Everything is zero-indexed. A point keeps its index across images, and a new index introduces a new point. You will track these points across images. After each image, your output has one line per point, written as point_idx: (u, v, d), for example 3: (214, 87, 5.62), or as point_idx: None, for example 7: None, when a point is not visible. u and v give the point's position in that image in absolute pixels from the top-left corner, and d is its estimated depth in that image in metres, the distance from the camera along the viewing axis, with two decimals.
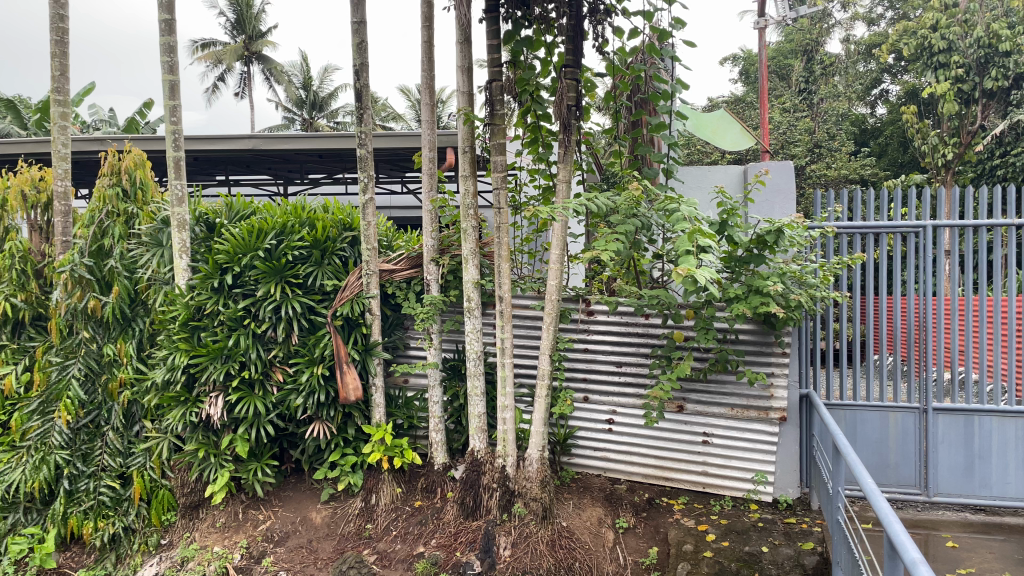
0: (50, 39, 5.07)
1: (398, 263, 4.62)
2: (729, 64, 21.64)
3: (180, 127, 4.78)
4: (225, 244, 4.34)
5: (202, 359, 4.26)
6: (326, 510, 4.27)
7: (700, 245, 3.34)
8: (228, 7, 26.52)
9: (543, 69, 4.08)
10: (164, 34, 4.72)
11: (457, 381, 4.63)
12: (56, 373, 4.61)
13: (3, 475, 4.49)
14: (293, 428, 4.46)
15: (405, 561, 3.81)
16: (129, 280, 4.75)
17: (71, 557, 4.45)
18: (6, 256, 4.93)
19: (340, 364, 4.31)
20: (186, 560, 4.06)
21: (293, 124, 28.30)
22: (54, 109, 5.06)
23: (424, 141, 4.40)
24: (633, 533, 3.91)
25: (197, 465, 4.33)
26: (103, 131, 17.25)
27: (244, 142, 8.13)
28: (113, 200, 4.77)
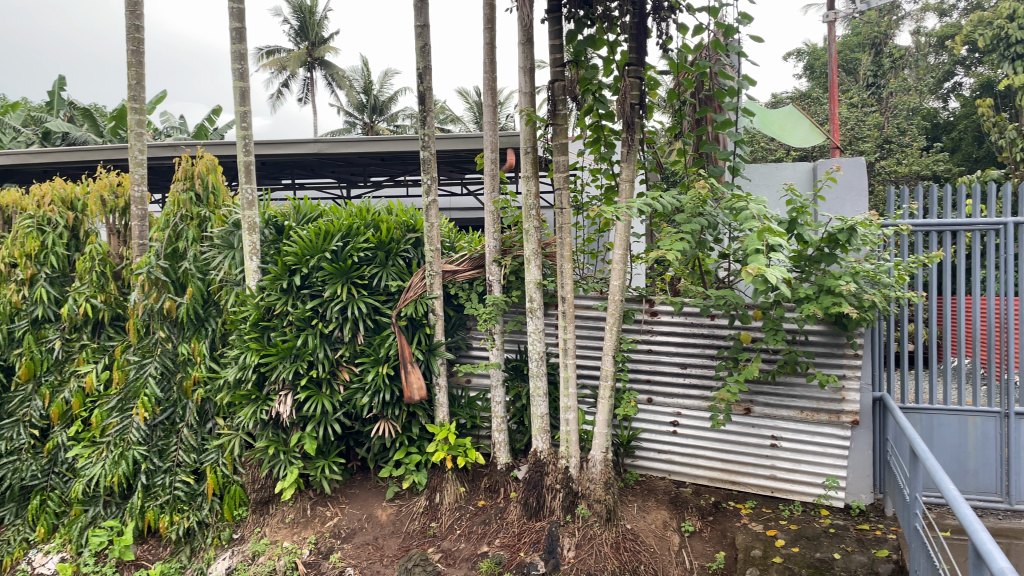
0: (128, 49, 5.28)
1: (461, 264, 4.64)
2: (793, 59, 21.19)
3: (249, 132, 4.91)
4: (293, 246, 4.44)
5: (272, 358, 4.37)
6: (391, 508, 4.31)
7: (770, 244, 3.25)
8: (292, 15, 27.10)
9: (606, 67, 4.05)
10: (235, 42, 4.85)
11: (520, 381, 4.62)
12: (134, 371, 4.83)
13: (86, 470, 4.70)
14: (359, 427, 4.53)
15: (470, 560, 3.83)
16: (202, 281, 4.88)
17: (148, 550, 4.58)
18: (87, 258, 5.14)
19: (405, 364, 4.35)
20: (257, 555, 4.20)
21: (354, 128, 28.78)
22: (131, 117, 5.30)
23: (486, 142, 4.41)
24: (700, 537, 3.85)
25: (267, 461, 4.42)
26: (173, 137, 17.83)
27: (309, 146, 8.29)
28: (186, 204, 4.93)
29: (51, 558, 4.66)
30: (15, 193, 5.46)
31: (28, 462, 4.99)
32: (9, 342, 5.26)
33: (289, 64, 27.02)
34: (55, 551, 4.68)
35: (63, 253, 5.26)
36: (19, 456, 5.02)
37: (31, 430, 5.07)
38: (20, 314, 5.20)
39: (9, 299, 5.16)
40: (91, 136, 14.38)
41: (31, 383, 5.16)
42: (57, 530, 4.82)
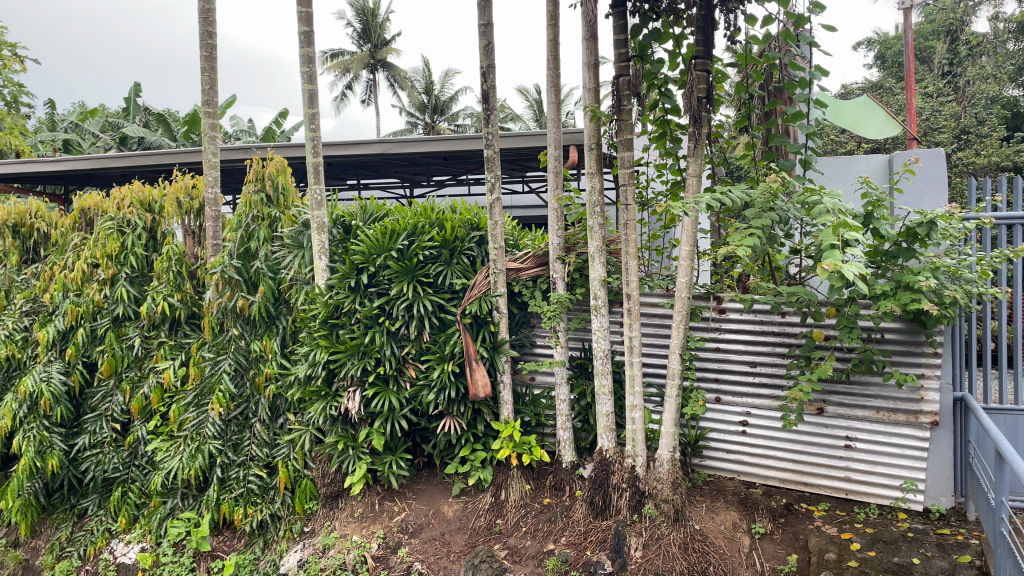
0: (201, 55, 5.45)
1: (524, 262, 4.64)
2: (863, 48, 20.55)
3: (318, 134, 5.01)
4: (361, 245, 4.53)
5: (340, 355, 4.45)
6: (458, 504, 4.34)
7: (846, 239, 3.16)
8: (354, 18, 27.56)
9: (671, 61, 3.98)
10: (303, 45, 4.95)
11: (585, 380, 4.58)
12: (209, 367, 4.98)
13: (165, 463, 4.87)
14: (425, 423, 4.58)
15: (536, 558, 3.84)
16: (273, 280, 5.02)
17: (223, 541, 4.71)
18: (164, 259, 5.32)
19: (469, 361, 4.37)
20: (328, 548, 4.29)
21: (415, 129, 29.12)
22: (204, 121, 5.46)
23: (550, 139, 4.39)
24: (771, 539, 3.77)
25: (337, 457, 4.51)
26: (242, 140, 18.34)
27: (374, 146, 8.40)
28: (259, 205, 5.05)
29: (132, 547, 4.83)
30: (96, 196, 5.66)
31: (111, 455, 5.19)
32: (92, 339, 5.45)
33: (352, 66, 27.49)
34: (136, 541, 4.85)
35: (141, 253, 5.44)
36: (102, 449, 5.23)
37: (113, 424, 5.27)
38: (101, 312, 5.40)
39: (91, 298, 5.37)
40: (165, 140, 14.85)
41: (112, 379, 5.36)
42: (137, 521, 4.99)
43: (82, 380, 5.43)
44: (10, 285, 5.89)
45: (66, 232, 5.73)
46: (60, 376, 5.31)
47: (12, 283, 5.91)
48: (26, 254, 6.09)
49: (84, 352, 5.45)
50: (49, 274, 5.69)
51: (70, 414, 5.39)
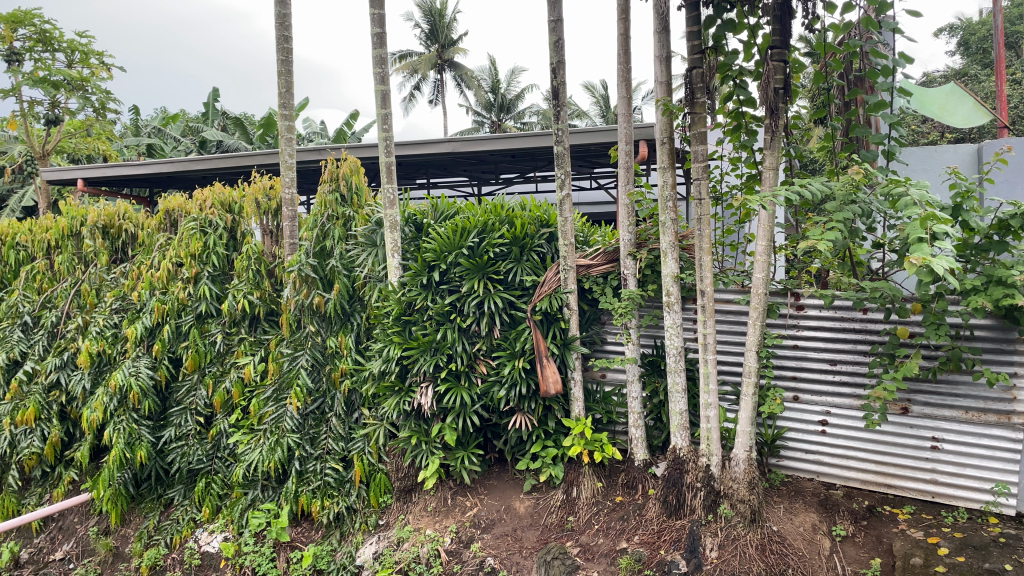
0: (277, 59, 5.61)
1: (594, 258, 4.58)
2: (945, 34, 19.71)
3: (390, 133, 5.09)
4: (432, 243, 4.60)
5: (413, 351, 4.53)
6: (530, 501, 4.35)
7: (935, 231, 3.05)
8: (422, 19, 27.89)
9: (746, 52, 3.90)
10: (376, 47, 5.04)
11: (658, 377, 4.51)
12: (287, 363, 5.12)
13: (246, 456, 5.03)
14: (497, 419, 4.60)
15: (609, 556, 3.82)
16: (348, 278, 5.13)
17: (302, 532, 4.84)
18: (244, 258, 5.49)
19: (540, 358, 4.34)
20: (402, 541, 4.37)
21: (482, 128, 29.32)
22: (282, 123, 5.62)
23: (621, 134, 4.35)
24: (853, 543, 3.65)
25: (410, 451, 4.60)
26: (315, 142, 18.77)
27: (444, 145, 8.48)
28: (333, 205, 5.18)
29: (215, 537, 5.01)
30: (180, 197, 5.86)
31: (195, 447, 5.38)
32: (176, 336, 5.65)
33: (419, 67, 27.85)
34: (219, 530, 5.03)
35: (222, 253, 5.62)
36: (187, 441, 5.43)
37: (197, 417, 5.46)
38: (185, 310, 5.61)
39: (176, 296, 5.58)
40: (242, 143, 15.35)
41: (196, 374, 5.56)
42: (220, 511, 5.17)
43: (168, 374, 5.64)
44: (101, 284, 6.16)
45: (153, 232, 5.97)
46: (147, 371, 5.53)
47: (103, 282, 6.17)
48: (115, 253, 6.35)
49: (169, 348, 5.65)
50: (137, 273, 5.92)
51: (157, 407, 5.61)
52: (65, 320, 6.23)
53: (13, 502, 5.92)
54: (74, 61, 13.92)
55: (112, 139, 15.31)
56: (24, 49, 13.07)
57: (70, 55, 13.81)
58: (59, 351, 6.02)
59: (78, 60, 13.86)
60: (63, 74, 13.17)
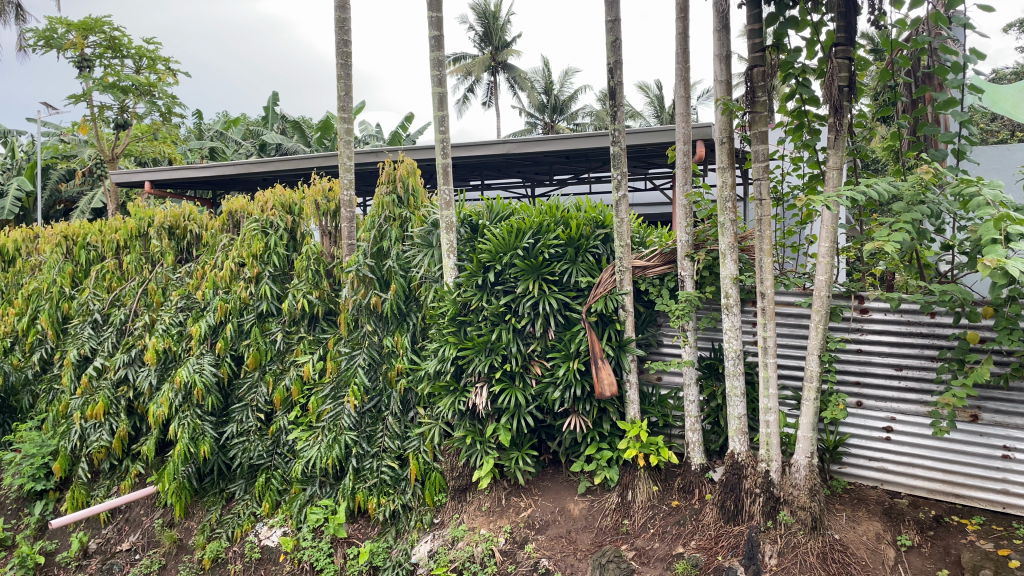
0: (337, 63, 5.71)
1: (651, 259, 4.52)
2: (1017, 29, 18.93)
3: (447, 135, 5.13)
4: (487, 244, 4.63)
5: (468, 352, 4.57)
6: (584, 503, 4.34)
7: (1010, 232, 2.95)
8: (476, 21, 28.04)
9: (809, 50, 3.81)
10: (434, 49, 5.09)
11: (715, 380, 4.43)
12: (345, 362, 5.22)
13: (305, 452, 5.15)
14: (551, 421, 4.58)
15: (665, 560, 3.78)
16: (404, 278, 5.20)
17: (358, 529, 4.91)
18: (304, 258, 5.61)
19: (595, 360, 4.31)
20: (457, 540, 4.40)
21: (534, 129, 29.34)
22: (341, 126, 5.71)
23: (678, 134, 4.30)
24: (919, 553, 3.54)
25: (465, 450, 4.65)
26: (370, 145, 19.01)
27: (499, 147, 8.51)
28: (390, 206, 5.25)
29: (274, 531, 5.12)
30: (242, 199, 5.98)
31: (256, 443, 5.51)
32: (239, 333, 5.80)
33: (473, 69, 28.03)
34: (278, 525, 5.13)
35: (283, 253, 5.74)
36: (248, 437, 5.55)
37: (258, 413, 5.59)
38: (247, 308, 5.74)
39: (238, 295, 5.71)
40: (301, 146, 15.66)
41: (257, 371, 5.69)
42: (280, 506, 5.28)
43: (230, 371, 5.78)
44: (167, 284, 6.33)
45: (216, 233, 6.13)
46: (211, 368, 5.67)
47: (169, 281, 6.35)
48: (181, 253, 6.52)
49: (232, 346, 5.79)
50: (202, 273, 6.08)
51: (219, 403, 5.75)
52: (132, 317, 6.43)
53: (83, 494, 6.12)
54: (141, 66, 14.37)
55: (177, 142, 15.77)
56: (94, 56, 13.56)
57: (139, 61, 14.27)
58: (127, 347, 6.22)
59: (146, 66, 14.32)
60: (132, 80, 13.61)
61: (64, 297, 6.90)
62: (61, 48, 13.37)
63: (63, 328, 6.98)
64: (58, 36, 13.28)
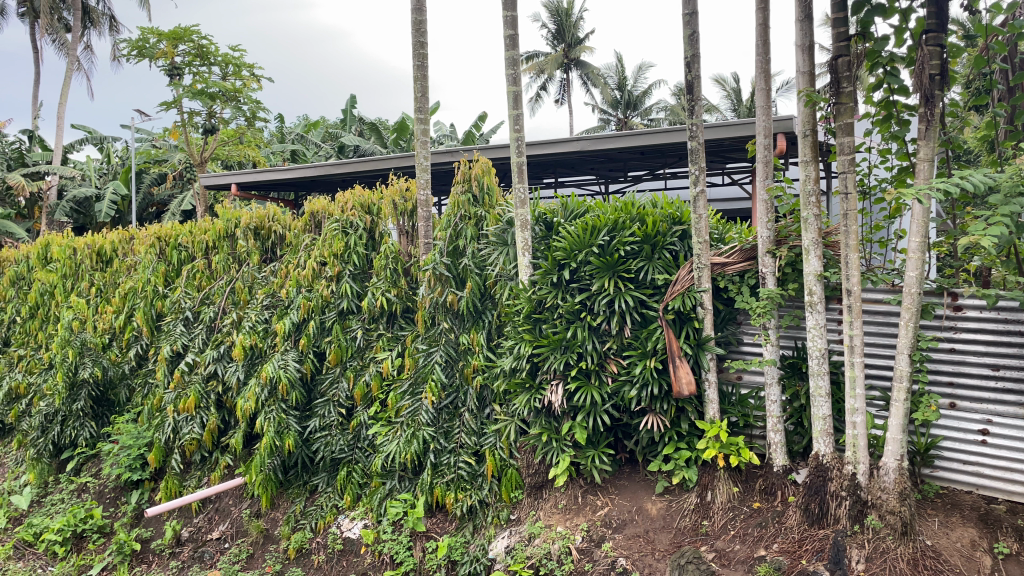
0: (414, 65, 5.81)
1: (730, 256, 4.43)
2: None
3: (521, 134, 5.15)
4: (562, 242, 4.62)
5: (544, 349, 4.59)
6: (662, 503, 4.28)
7: None
8: (549, 19, 28.04)
9: (897, 37, 3.67)
10: (508, 48, 5.12)
11: (798, 380, 4.30)
12: (423, 358, 5.32)
13: (384, 446, 5.25)
14: (628, 419, 4.53)
15: (746, 563, 3.72)
16: (480, 276, 5.25)
17: (436, 523, 5.00)
18: (383, 257, 5.74)
19: (673, 358, 4.25)
20: (533, 536, 4.42)
21: (608, 125, 29.19)
22: (417, 127, 5.81)
23: (759, 127, 4.20)
24: (1018, 562, 3.36)
25: (541, 448, 4.67)
26: (445, 145, 19.23)
27: (572, 144, 8.47)
28: (466, 205, 5.32)
29: (356, 524, 5.25)
30: (324, 200, 6.16)
31: (338, 437, 5.68)
32: (321, 330, 5.97)
33: (546, 67, 28.02)
34: (360, 517, 5.27)
35: (362, 252, 5.88)
36: (331, 431, 5.74)
37: (339, 408, 5.74)
38: (329, 306, 5.92)
39: (321, 293, 5.89)
40: (378, 148, 15.99)
41: (338, 367, 5.84)
42: (361, 499, 5.41)
43: (313, 367, 5.96)
44: (253, 282, 6.56)
45: (299, 233, 6.32)
46: (295, 363, 5.85)
47: (254, 280, 6.57)
48: (265, 253, 6.74)
49: (314, 342, 5.97)
50: (286, 272, 6.27)
51: (303, 398, 5.93)
52: (221, 315, 6.68)
53: (176, 484, 6.40)
54: (228, 73, 14.91)
55: (261, 146, 16.31)
56: (184, 64, 14.14)
57: (225, 68, 14.81)
58: (216, 344, 6.46)
59: (232, 73, 14.85)
60: (218, 86, 14.13)
61: (157, 296, 7.23)
62: (153, 57, 13.98)
63: (157, 325, 7.31)
64: (150, 46, 13.91)
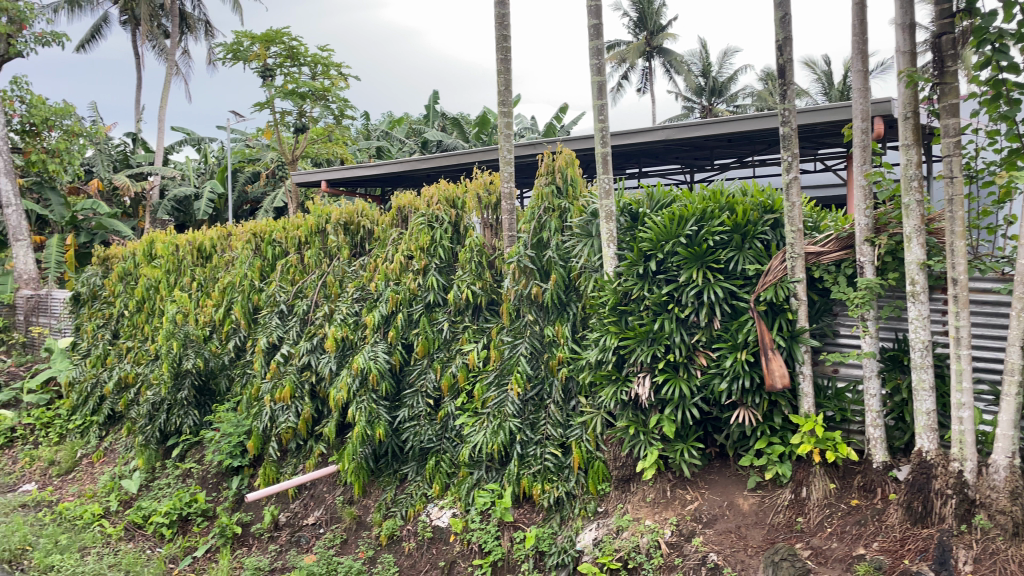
0: (497, 58, 5.84)
1: (826, 245, 4.28)
2: None
3: (606, 124, 5.12)
4: (649, 232, 4.57)
5: (631, 341, 4.56)
6: (754, 498, 4.19)
7: None
8: (631, 7, 27.67)
9: (1007, 11, 3.46)
10: (593, 38, 5.09)
11: (899, 373, 4.11)
12: (509, 350, 5.35)
13: (472, 437, 5.31)
14: (718, 413, 4.44)
15: (844, 561, 3.60)
16: (564, 268, 5.24)
17: (524, 514, 5.06)
18: (467, 250, 5.79)
19: (764, 351, 4.14)
20: (621, 529, 4.41)
21: (692, 113, 28.64)
22: (501, 120, 5.83)
23: (856, 111, 4.04)
24: None
25: (628, 441, 4.64)
26: (528, 137, 19.27)
27: (657, 133, 8.35)
28: (549, 197, 5.33)
29: (444, 512, 5.35)
30: (410, 194, 6.27)
31: (426, 427, 5.78)
32: (409, 323, 6.09)
33: (628, 56, 27.65)
34: (448, 506, 5.36)
35: (448, 246, 5.96)
36: (420, 421, 5.84)
37: (427, 399, 5.84)
38: (416, 299, 6.01)
39: (408, 286, 5.99)
40: (461, 142, 16.14)
41: (426, 359, 5.94)
42: (449, 488, 5.50)
43: (401, 358, 6.09)
44: (344, 276, 6.74)
45: (386, 228, 6.46)
46: (384, 355, 5.99)
47: (345, 273, 6.75)
48: (355, 248, 6.92)
49: (403, 334, 6.10)
50: (375, 265, 6.42)
51: (393, 389, 6.07)
52: (313, 308, 6.88)
53: (273, 471, 6.66)
54: (317, 73, 15.32)
55: (348, 143, 16.71)
56: (275, 65, 14.60)
57: (314, 68, 15.22)
58: (310, 336, 6.68)
59: (321, 72, 15.25)
60: (308, 86, 14.55)
61: (254, 290, 7.52)
62: (247, 59, 14.49)
63: (254, 318, 7.60)
64: (244, 49, 14.43)
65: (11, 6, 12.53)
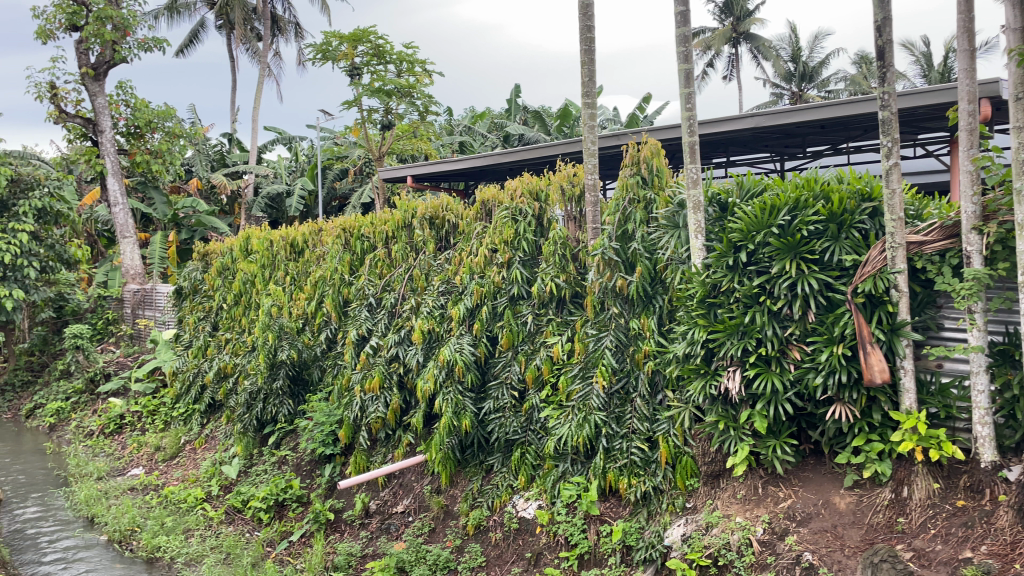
0: (581, 49, 5.81)
1: (929, 234, 4.09)
2: None
3: (693, 113, 5.02)
4: (738, 223, 4.47)
5: (720, 334, 4.46)
6: (851, 497, 4.04)
7: None
8: None
9: None
10: (680, 26, 5.00)
11: (1010, 369, 3.89)
12: (593, 344, 5.33)
13: (557, 429, 5.32)
14: (812, 408, 4.29)
15: (950, 565, 3.50)
16: (650, 260, 5.15)
17: (610, 507, 5.05)
18: (552, 243, 5.79)
19: (863, 345, 3.98)
20: (711, 526, 4.35)
21: (780, 100, 27.77)
22: (585, 112, 5.80)
23: (962, 92, 3.84)
24: None
25: (718, 436, 4.56)
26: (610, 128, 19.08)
27: (745, 121, 8.14)
28: (635, 187, 5.27)
29: (531, 504, 5.39)
30: (494, 188, 6.32)
31: (511, 419, 5.81)
32: (493, 316, 6.12)
33: (713, 42, 27.01)
34: (534, 498, 5.41)
35: (532, 239, 5.98)
36: (505, 413, 5.87)
37: (512, 391, 5.89)
38: (501, 292, 6.07)
39: (493, 279, 6.05)
40: (543, 135, 16.13)
41: (511, 351, 5.97)
42: (535, 480, 5.56)
43: (486, 351, 6.14)
44: (429, 270, 6.85)
45: (471, 221, 6.53)
46: (470, 347, 6.05)
47: (431, 267, 6.85)
48: (440, 241, 7.01)
49: (487, 327, 6.14)
50: (460, 259, 6.50)
51: (478, 380, 6.14)
52: (401, 301, 7.02)
53: (364, 460, 6.84)
54: (402, 70, 15.58)
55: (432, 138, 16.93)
56: (362, 64, 14.92)
57: (399, 65, 15.47)
58: (397, 328, 6.82)
59: (406, 69, 15.49)
60: (394, 84, 14.80)
61: (344, 283, 7.74)
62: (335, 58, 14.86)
63: (344, 310, 7.84)
64: (332, 48, 14.80)
65: (116, 14, 13.21)
